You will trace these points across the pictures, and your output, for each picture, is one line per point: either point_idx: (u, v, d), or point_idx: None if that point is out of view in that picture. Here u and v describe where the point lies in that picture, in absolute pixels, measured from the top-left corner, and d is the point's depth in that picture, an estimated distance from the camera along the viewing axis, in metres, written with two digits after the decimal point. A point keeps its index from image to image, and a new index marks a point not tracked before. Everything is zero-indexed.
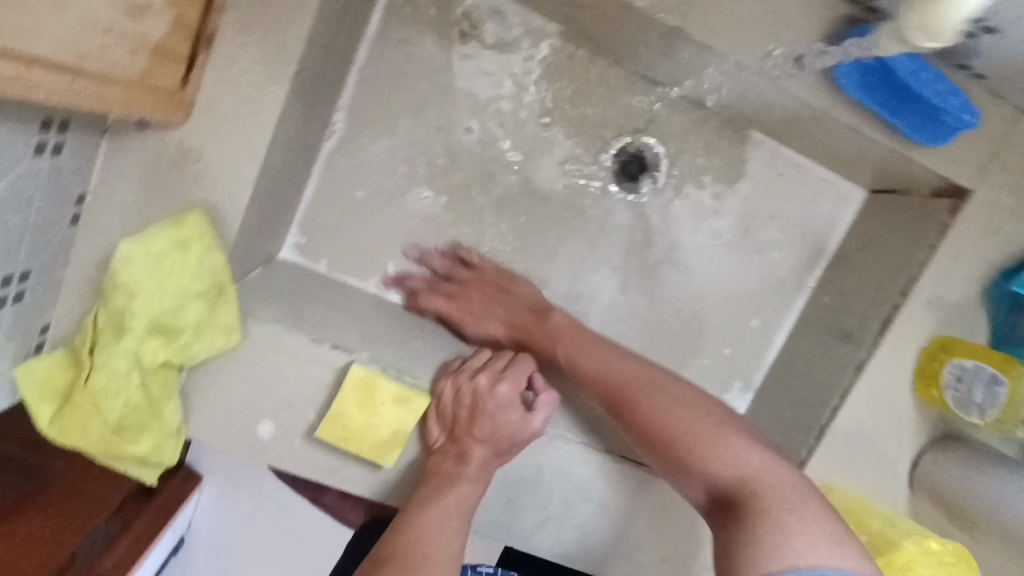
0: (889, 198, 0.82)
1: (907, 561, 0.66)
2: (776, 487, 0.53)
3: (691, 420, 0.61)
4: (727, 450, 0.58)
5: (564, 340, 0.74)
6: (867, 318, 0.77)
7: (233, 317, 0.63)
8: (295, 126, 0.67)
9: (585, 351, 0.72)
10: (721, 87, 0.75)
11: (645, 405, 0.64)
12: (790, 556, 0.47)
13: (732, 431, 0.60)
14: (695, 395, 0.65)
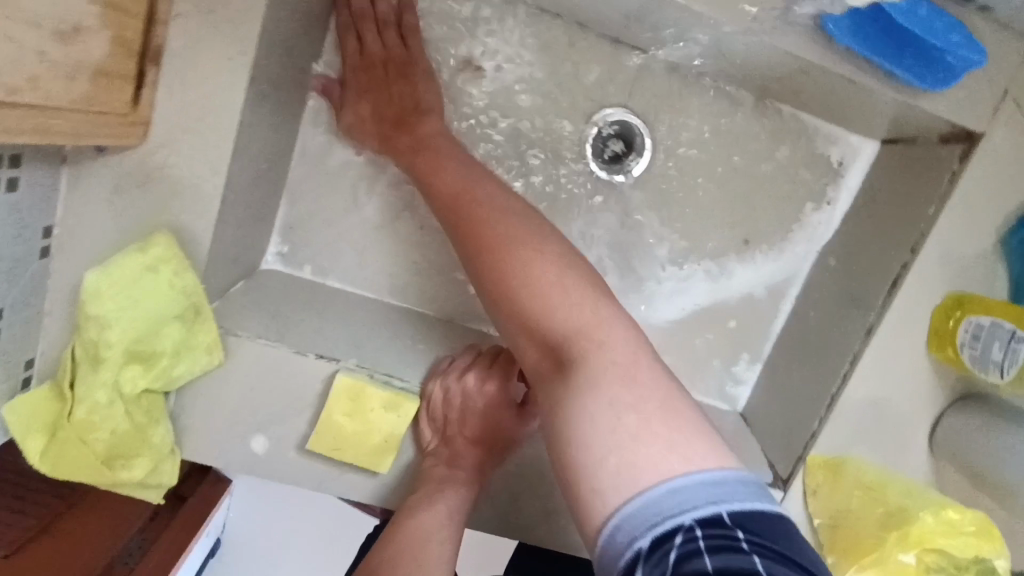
0: (895, 148, 0.77)
1: (920, 533, 0.68)
2: (616, 365, 0.46)
3: (520, 250, 0.52)
4: (571, 305, 0.49)
5: (433, 172, 0.62)
6: (876, 280, 0.73)
7: (212, 334, 0.62)
8: (260, 134, 0.65)
9: (450, 164, 0.62)
10: (706, 48, 0.71)
11: (512, 240, 0.53)
12: (630, 484, 0.42)
13: (615, 317, 0.49)
14: (539, 230, 0.54)
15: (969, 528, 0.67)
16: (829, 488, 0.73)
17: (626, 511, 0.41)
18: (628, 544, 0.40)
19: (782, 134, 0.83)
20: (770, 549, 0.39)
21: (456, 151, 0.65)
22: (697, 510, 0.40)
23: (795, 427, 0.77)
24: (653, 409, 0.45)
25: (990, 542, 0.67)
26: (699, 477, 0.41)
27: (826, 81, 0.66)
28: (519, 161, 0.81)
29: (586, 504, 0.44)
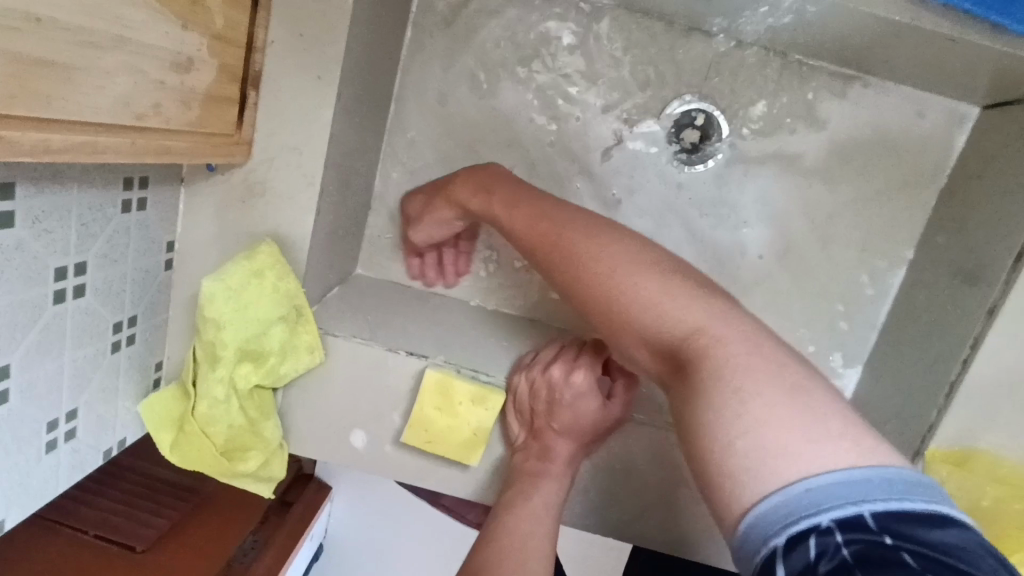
0: (1010, 109, 0.70)
1: None
2: (733, 360, 0.44)
3: (647, 286, 0.51)
4: (678, 303, 0.49)
5: (552, 251, 0.58)
6: (997, 254, 0.65)
7: (313, 336, 0.66)
8: (347, 148, 0.70)
9: (602, 239, 0.55)
10: (782, 22, 0.68)
11: (643, 310, 0.50)
12: (774, 470, 0.39)
13: (774, 365, 0.44)
14: (631, 250, 0.54)
15: None
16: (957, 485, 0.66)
17: (762, 507, 0.38)
18: (764, 543, 0.38)
19: (878, 107, 0.78)
20: (932, 555, 0.34)
21: (593, 225, 0.57)
22: (834, 509, 0.36)
23: (910, 418, 0.71)
24: (778, 391, 0.42)
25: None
26: (829, 476, 0.38)
27: (924, 42, 0.61)
28: (592, 156, 0.81)
29: (726, 493, 0.41)
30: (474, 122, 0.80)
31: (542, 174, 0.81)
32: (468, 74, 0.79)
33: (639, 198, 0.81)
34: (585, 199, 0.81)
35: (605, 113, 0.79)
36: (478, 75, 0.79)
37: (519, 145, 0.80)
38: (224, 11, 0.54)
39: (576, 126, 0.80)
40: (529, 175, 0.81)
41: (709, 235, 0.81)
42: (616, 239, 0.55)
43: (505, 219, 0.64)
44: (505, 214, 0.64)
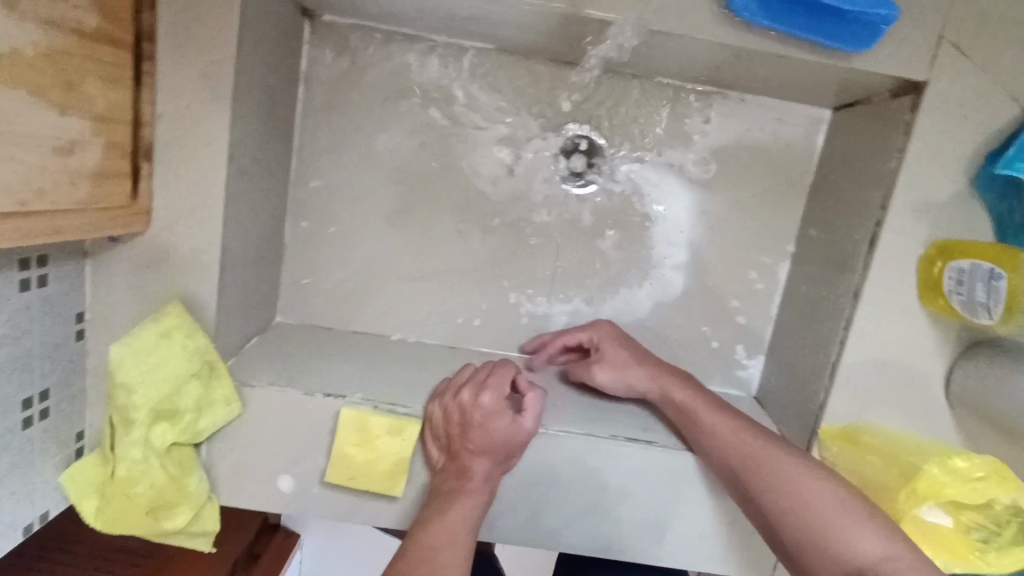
0: (854, 110, 0.77)
1: (929, 485, 0.64)
2: (886, 564, 0.57)
3: (835, 513, 0.61)
4: (865, 535, 0.59)
5: (750, 478, 0.66)
6: (855, 243, 0.72)
7: (228, 388, 0.69)
8: (249, 205, 0.73)
9: (721, 428, 0.69)
10: (641, 53, 0.74)
11: (824, 547, 0.60)
12: None
13: (870, 534, 0.59)
14: (815, 470, 0.64)
15: (981, 475, 0.63)
16: (845, 458, 0.71)
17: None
18: None
19: (745, 118, 0.84)
20: None
21: (745, 432, 0.68)
22: None
23: (805, 400, 0.77)
24: (891, 550, 0.57)
25: (1003, 487, 0.62)
26: None
27: (764, 60, 0.68)
28: (491, 188, 0.85)
29: None
30: (375, 166, 0.84)
31: (446, 210, 0.85)
32: (364, 123, 0.83)
33: (540, 223, 0.86)
34: (489, 228, 0.86)
35: (498, 147, 0.84)
36: (374, 123, 0.83)
37: (420, 185, 0.85)
38: (105, 93, 0.58)
39: (472, 162, 0.85)
40: (434, 211, 0.86)
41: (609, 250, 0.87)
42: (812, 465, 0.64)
43: (671, 412, 0.74)
44: (665, 383, 0.74)
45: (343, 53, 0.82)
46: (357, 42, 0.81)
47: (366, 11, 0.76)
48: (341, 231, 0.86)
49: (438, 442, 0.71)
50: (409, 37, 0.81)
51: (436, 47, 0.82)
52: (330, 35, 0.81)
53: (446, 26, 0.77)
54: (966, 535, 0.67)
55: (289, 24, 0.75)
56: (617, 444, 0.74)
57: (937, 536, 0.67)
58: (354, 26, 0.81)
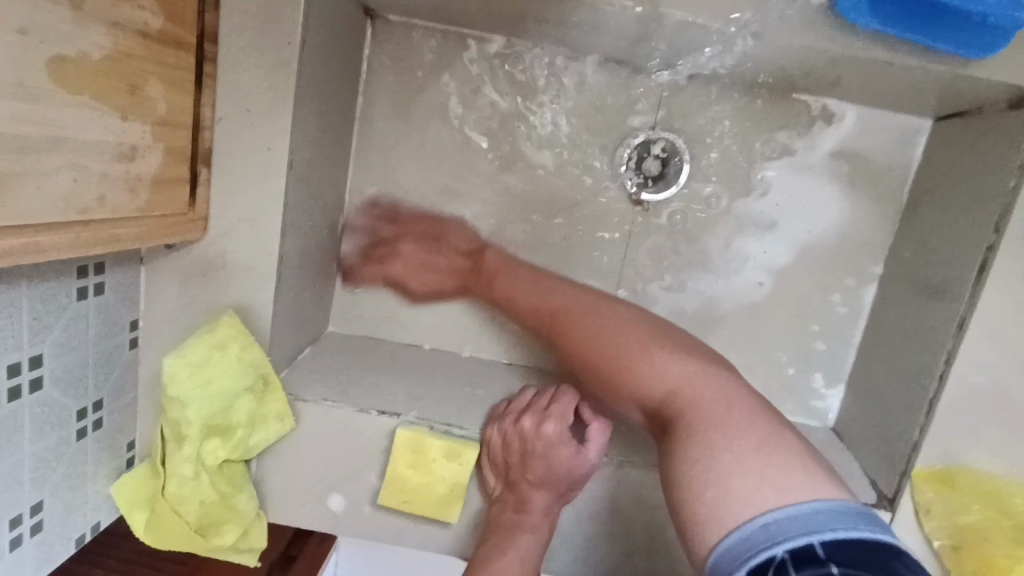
0: (961, 122, 0.71)
1: None
2: (711, 406, 0.52)
3: (650, 356, 0.59)
4: (660, 371, 0.57)
5: (562, 333, 0.68)
6: (961, 267, 0.65)
7: (282, 402, 0.66)
8: (305, 212, 0.70)
9: (551, 283, 0.73)
10: (724, 57, 0.68)
11: (637, 378, 0.58)
12: (733, 507, 0.44)
13: (739, 396, 0.53)
14: (628, 315, 0.66)
15: None
16: (943, 504, 0.66)
17: (752, 528, 0.42)
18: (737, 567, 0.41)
19: (831, 126, 0.78)
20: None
21: (540, 279, 0.75)
22: (789, 540, 0.40)
23: (895, 437, 0.70)
24: (779, 452, 0.47)
25: None
26: (785, 512, 0.42)
27: (864, 66, 0.62)
28: (554, 198, 0.81)
29: (695, 510, 0.46)
30: (432, 173, 0.81)
31: (506, 219, 0.81)
32: (422, 127, 0.80)
33: (604, 235, 0.81)
34: (550, 239, 0.81)
35: (562, 154, 0.80)
36: (433, 128, 0.80)
37: (478, 193, 0.81)
38: (166, 97, 0.55)
39: (535, 170, 0.80)
40: (492, 220, 0.82)
41: (679, 266, 0.81)
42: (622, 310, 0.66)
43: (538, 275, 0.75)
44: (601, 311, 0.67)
45: (404, 54, 0.78)
46: (417, 43, 0.78)
47: (428, 11, 0.73)
48: (396, 239, 0.83)
49: (493, 468, 0.67)
50: (472, 38, 0.78)
51: (501, 50, 0.78)
52: (390, 35, 0.78)
53: (513, 27, 0.72)
54: None
55: (349, 24, 0.72)
56: None
57: None
58: (416, 26, 0.78)
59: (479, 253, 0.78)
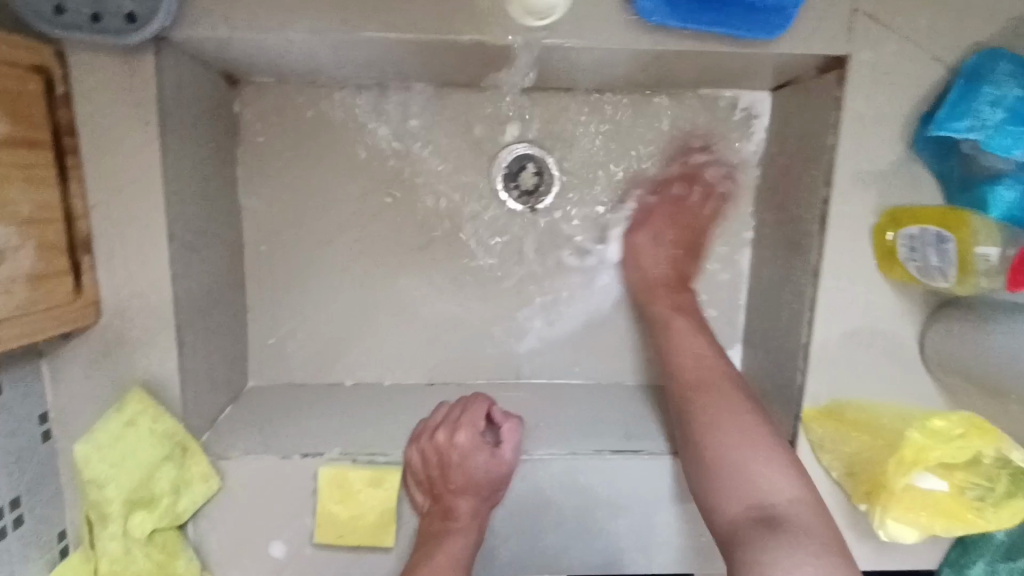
0: (787, 90, 0.77)
1: (914, 451, 0.64)
2: (801, 524, 0.59)
3: (748, 445, 0.65)
4: (770, 472, 0.63)
5: (689, 390, 0.71)
6: (807, 222, 0.72)
7: (204, 464, 0.69)
8: (199, 278, 0.73)
9: (692, 339, 0.76)
10: (565, 68, 0.74)
11: (735, 461, 0.64)
12: None
13: (817, 514, 0.60)
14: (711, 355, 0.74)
15: (959, 431, 0.64)
16: (832, 438, 0.72)
17: None
18: None
19: (682, 111, 0.84)
20: None
21: (687, 328, 0.77)
22: None
23: (784, 384, 0.76)
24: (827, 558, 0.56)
25: (981, 436, 0.63)
26: None
27: (683, 58, 0.68)
28: (444, 221, 0.85)
29: None
30: (323, 218, 0.85)
31: (401, 248, 0.85)
32: (306, 176, 0.84)
33: (496, 247, 0.86)
34: (447, 260, 0.86)
35: (441, 178, 0.84)
36: (316, 176, 0.84)
37: (371, 228, 0.85)
38: (28, 196, 0.57)
39: (420, 199, 0.84)
40: (389, 252, 0.85)
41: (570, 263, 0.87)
42: (709, 345, 0.75)
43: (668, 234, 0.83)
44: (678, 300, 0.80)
45: (274, 111, 0.82)
46: (285, 99, 0.82)
47: (287, 68, 0.76)
48: (299, 286, 0.86)
49: (421, 484, 0.70)
50: (336, 85, 0.82)
51: (366, 93, 0.83)
52: (256, 95, 0.82)
53: (369, 70, 0.77)
54: (962, 497, 0.68)
55: (212, 93, 0.75)
56: (602, 458, 0.73)
57: (932, 501, 0.67)
58: (281, 84, 0.82)
59: (687, 290, 0.81)
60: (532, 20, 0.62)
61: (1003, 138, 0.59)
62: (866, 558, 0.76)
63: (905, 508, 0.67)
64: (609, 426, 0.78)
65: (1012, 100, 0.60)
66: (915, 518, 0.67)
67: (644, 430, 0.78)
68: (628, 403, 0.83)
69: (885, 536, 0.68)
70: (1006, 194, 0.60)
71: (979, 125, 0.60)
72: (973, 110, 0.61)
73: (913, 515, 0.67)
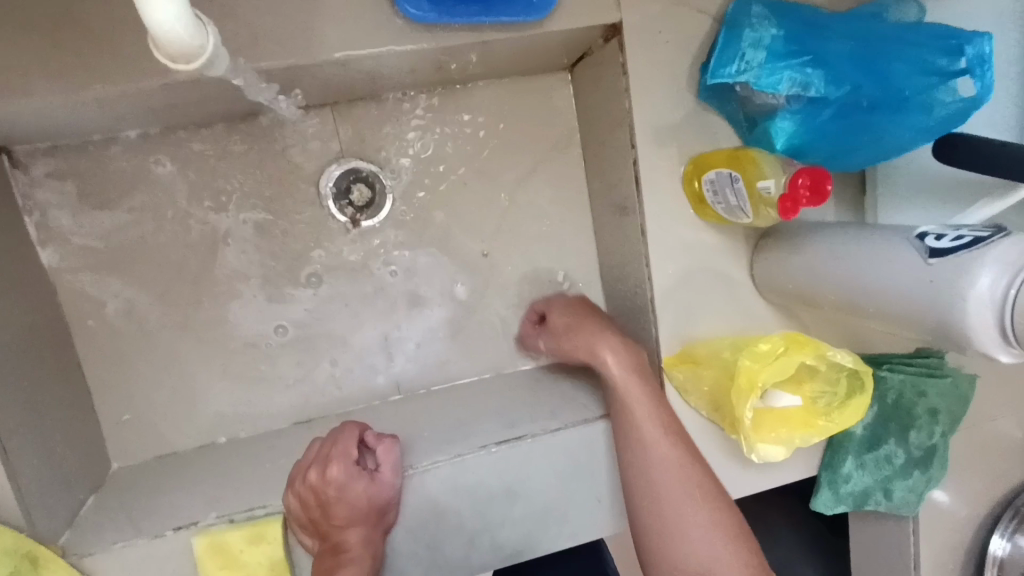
0: (583, 63, 0.81)
1: (748, 377, 0.69)
2: None
3: (699, 543, 0.67)
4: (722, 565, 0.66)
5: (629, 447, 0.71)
6: (626, 184, 0.75)
7: (63, 567, 0.64)
8: (16, 371, 0.66)
9: (628, 393, 0.72)
10: (364, 78, 0.73)
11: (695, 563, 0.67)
12: None
13: None
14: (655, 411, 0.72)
15: (779, 350, 0.69)
16: (692, 380, 0.75)
17: None
18: None
19: (495, 101, 0.86)
20: None
21: (633, 377, 0.73)
22: None
23: (644, 338, 0.80)
24: None
25: (801, 349, 0.69)
26: None
27: (473, 47, 0.68)
28: (286, 253, 0.83)
29: None
30: (154, 277, 0.80)
31: (247, 290, 0.83)
32: (124, 238, 0.79)
33: (345, 268, 0.85)
34: (300, 291, 0.84)
35: (271, 212, 0.82)
36: (134, 236, 0.80)
37: (209, 276, 0.82)
38: None
39: (255, 235, 0.82)
40: (235, 296, 0.82)
41: (423, 268, 0.87)
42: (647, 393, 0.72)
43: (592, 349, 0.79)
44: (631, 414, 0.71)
45: (71, 178, 0.77)
46: (80, 163, 0.77)
47: (67, 129, 0.71)
48: (146, 353, 0.81)
49: (305, 525, 0.69)
50: (135, 138, 0.78)
51: (169, 140, 0.79)
52: (46, 165, 0.76)
53: (161, 115, 0.73)
54: (812, 406, 0.73)
55: None
56: (485, 453, 0.73)
57: (788, 417, 0.72)
58: (72, 148, 0.77)
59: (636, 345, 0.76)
60: (176, 64, 0.46)
61: (769, 76, 0.62)
62: (753, 480, 0.81)
63: (768, 429, 0.72)
64: (491, 417, 0.79)
65: (767, 40, 0.63)
66: (777, 435, 0.72)
67: (527, 416, 0.78)
68: (507, 391, 0.85)
69: (758, 458, 0.72)
70: (783, 126, 0.64)
71: (745, 67, 0.64)
72: (738, 54, 0.64)
73: (775, 433, 0.72)
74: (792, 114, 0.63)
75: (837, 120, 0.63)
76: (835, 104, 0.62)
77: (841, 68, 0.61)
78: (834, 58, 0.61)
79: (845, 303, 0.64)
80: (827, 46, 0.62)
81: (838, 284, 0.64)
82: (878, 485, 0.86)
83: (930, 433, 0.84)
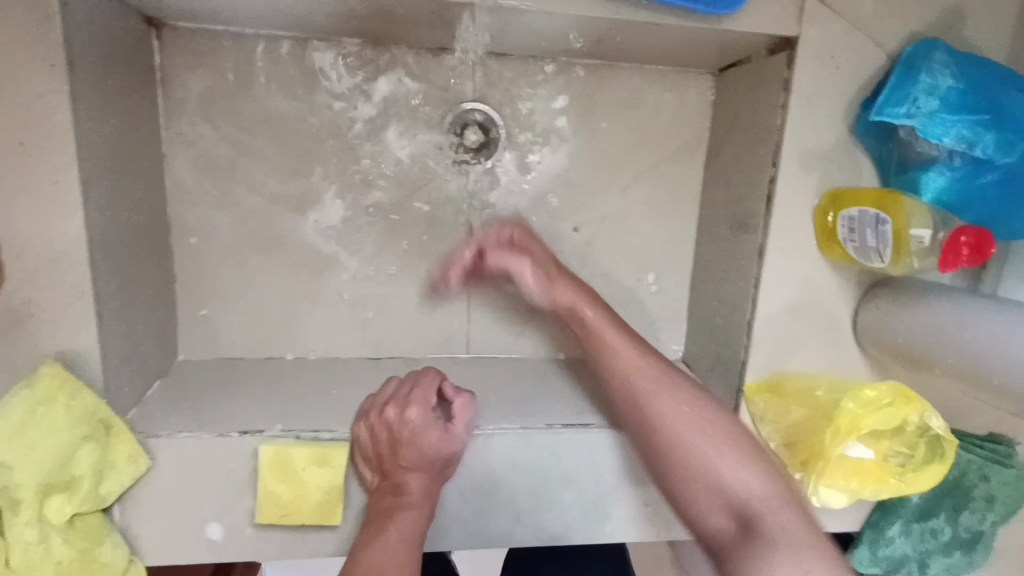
0: (736, 70, 0.79)
1: (848, 420, 0.68)
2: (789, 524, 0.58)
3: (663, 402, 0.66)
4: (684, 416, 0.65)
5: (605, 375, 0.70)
6: (753, 201, 0.74)
7: (131, 444, 0.64)
8: (120, 244, 0.67)
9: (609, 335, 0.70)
10: (518, 32, 0.72)
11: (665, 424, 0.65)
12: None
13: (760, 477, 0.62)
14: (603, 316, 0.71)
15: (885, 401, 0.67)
16: (771, 409, 0.75)
17: None
18: None
19: (632, 86, 0.85)
20: None
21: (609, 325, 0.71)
22: None
23: (728, 357, 0.79)
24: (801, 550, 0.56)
25: (908, 405, 0.67)
26: None
27: (641, 28, 0.67)
28: (393, 189, 0.83)
29: None
30: (261, 182, 0.80)
31: (346, 217, 0.82)
32: (241, 136, 0.79)
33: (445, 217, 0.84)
34: (396, 230, 0.83)
35: (389, 144, 0.82)
36: (251, 137, 0.79)
37: (314, 195, 0.81)
38: None
39: (367, 164, 0.82)
40: (334, 221, 0.82)
41: None
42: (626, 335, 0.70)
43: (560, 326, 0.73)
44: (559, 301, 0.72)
45: (207, 65, 0.77)
46: (217, 52, 0.77)
47: (220, 15, 0.71)
48: (234, 256, 0.81)
49: (369, 460, 0.68)
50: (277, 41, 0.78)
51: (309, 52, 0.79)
52: (185, 47, 0.76)
53: (312, 23, 0.72)
54: (887, 464, 0.71)
55: (132, 41, 0.69)
56: (553, 433, 0.72)
57: (862, 469, 0.71)
58: (214, 37, 0.76)
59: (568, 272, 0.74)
60: None
61: (937, 127, 0.61)
62: None
63: (837, 476, 0.71)
64: (557, 399, 0.78)
65: (944, 90, 0.61)
66: (845, 483, 0.71)
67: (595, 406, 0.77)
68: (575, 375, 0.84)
69: (818, 502, 0.71)
70: (936, 180, 0.64)
71: (915, 112, 0.62)
72: (911, 98, 0.62)
73: (843, 481, 0.71)
74: (949, 170, 0.63)
75: (993, 185, 0.62)
76: (999, 168, 0.61)
77: (1017, 134, 0.59)
78: (1011, 121, 0.60)
79: (957, 368, 0.63)
80: (1008, 109, 0.60)
81: (958, 349, 0.62)
82: (916, 556, 0.86)
83: (981, 519, 0.81)
